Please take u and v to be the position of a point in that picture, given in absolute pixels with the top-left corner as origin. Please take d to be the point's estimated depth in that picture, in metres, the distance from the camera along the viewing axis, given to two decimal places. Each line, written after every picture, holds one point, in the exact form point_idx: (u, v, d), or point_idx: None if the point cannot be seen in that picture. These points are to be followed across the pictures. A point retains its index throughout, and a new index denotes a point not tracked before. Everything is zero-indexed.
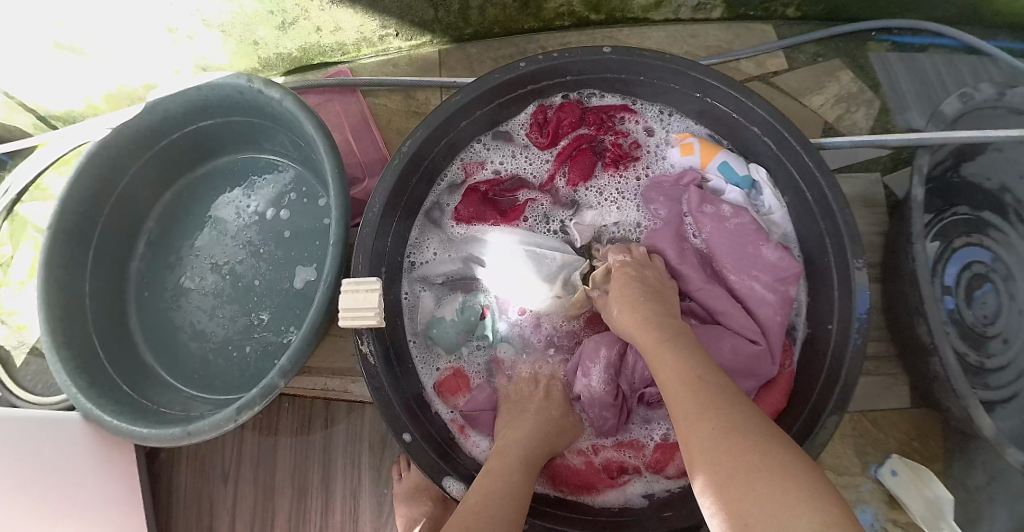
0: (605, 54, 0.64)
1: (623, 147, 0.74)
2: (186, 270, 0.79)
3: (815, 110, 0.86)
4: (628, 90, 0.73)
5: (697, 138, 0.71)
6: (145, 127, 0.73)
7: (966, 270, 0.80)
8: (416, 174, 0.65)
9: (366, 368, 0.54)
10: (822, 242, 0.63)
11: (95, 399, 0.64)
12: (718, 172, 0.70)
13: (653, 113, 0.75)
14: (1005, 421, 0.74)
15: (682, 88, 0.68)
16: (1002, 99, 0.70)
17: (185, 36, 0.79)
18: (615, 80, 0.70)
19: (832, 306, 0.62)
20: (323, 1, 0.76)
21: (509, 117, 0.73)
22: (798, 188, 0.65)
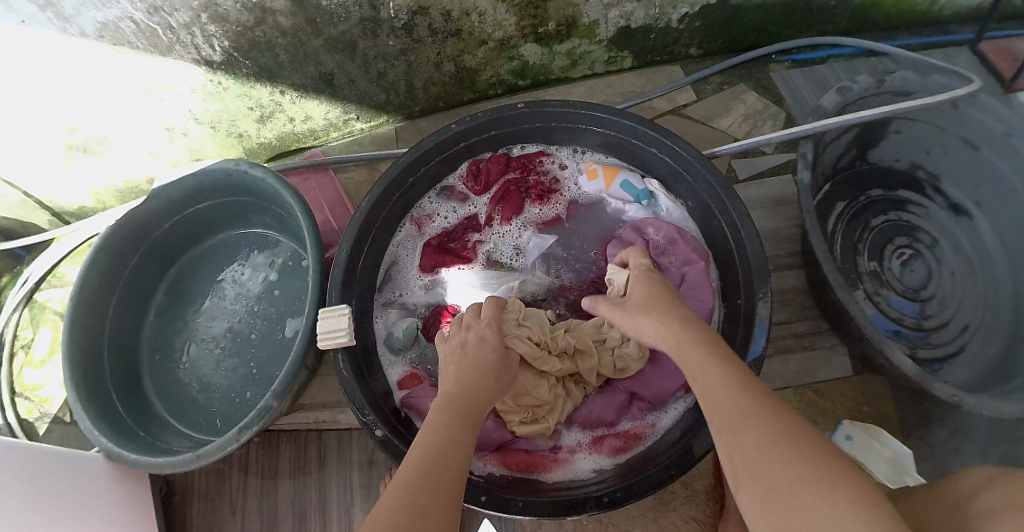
0: (521, 108, 0.78)
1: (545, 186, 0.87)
2: (190, 332, 0.90)
3: (725, 130, 0.98)
4: (548, 139, 0.86)
5: (600, 165, 0.85)
6: (152, 211, 0.86)
7: (890, 244, 0.89)
8: (379, 222, 0.77)
9: (341, 378, 0.64)
10: (721, 230, 0.73)
11: (119, 444, 0.72)
12: (621, 189, 0.83)
13: (566, 153, 0.87)
14: (952, 376, 0.82)
15: (588, 127, 0.80)
16: (883, 85, 0.83)
17: (179, 133, 0.95)
18: (536, 130, 0.83)
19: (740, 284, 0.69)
20: (293, 96, 0.91)
21: (449, 173, 0.85)
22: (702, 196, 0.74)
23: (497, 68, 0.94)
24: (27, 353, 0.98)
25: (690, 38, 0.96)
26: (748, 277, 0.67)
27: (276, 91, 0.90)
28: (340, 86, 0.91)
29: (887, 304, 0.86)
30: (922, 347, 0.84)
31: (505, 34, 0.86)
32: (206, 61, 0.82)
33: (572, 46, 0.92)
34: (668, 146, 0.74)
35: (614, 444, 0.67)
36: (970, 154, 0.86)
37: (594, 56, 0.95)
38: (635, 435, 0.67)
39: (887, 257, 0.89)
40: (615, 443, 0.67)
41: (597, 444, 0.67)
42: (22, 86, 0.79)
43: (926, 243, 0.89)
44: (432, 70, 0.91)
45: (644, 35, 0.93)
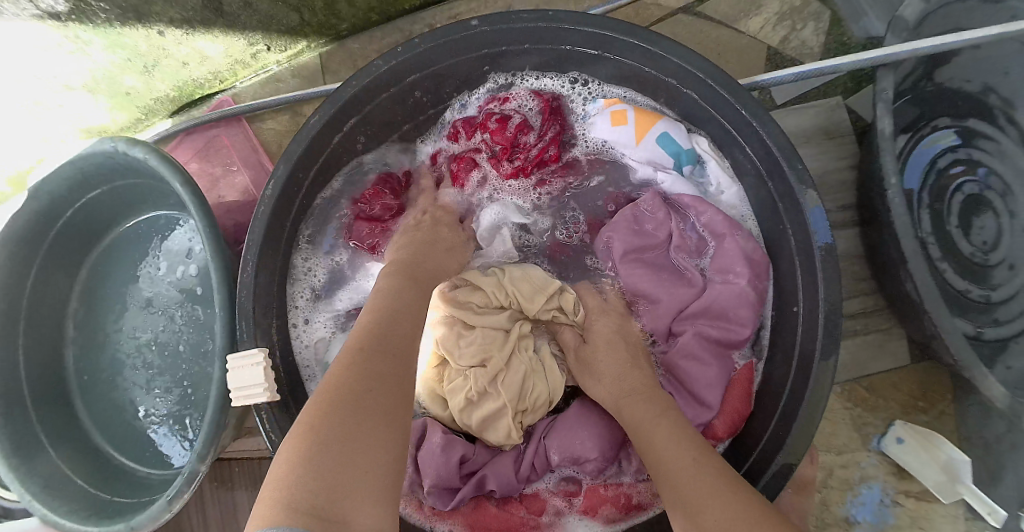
0: (476, 26, 0.56)
1: (509, 135, 0.66)
2: (117, 348, 0.77)
3: (756, 35, 0.73)
4: (521, 61, 0.64)
5: (632, 107, 0.63)
6: (34, 216, 0.69)
7: (955, 191, 0.68)
8: (297, 204, 0.60)
9: (269, 443, 0.52)
10: (774, 204, 0.56)
11: (48, 502, 0.63)
12: (657, 144, 0.62)
13: (566, 82, 0.66)
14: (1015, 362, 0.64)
15: (577, 48, 0.60)
16: None
17: (52, 106, 0.75)
18: (499, 55, 0.62)
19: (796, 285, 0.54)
20: (177, 34, 0.69)
21: (390, 104, 0.63)
22: (745, 149, 0.57)
23: None
24: None
25: None
26: (804, 252, 0.52)
27: (152, 32, 0.68)
28: (234, 13, 0.67)
29: (947, 272, 0.67)
30: (986, 327, 0.66)
31: None
32: (53, 14, 0.61)
33: None
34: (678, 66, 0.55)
35: (609, 515, 0.52)
36: None
37: None
38: (636, 505, 0.52)
39: (949, 211, 0.68)
40: (609, 513, 0.52)
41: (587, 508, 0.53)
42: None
43: (999, 187, 0.67)
44: None
45: None
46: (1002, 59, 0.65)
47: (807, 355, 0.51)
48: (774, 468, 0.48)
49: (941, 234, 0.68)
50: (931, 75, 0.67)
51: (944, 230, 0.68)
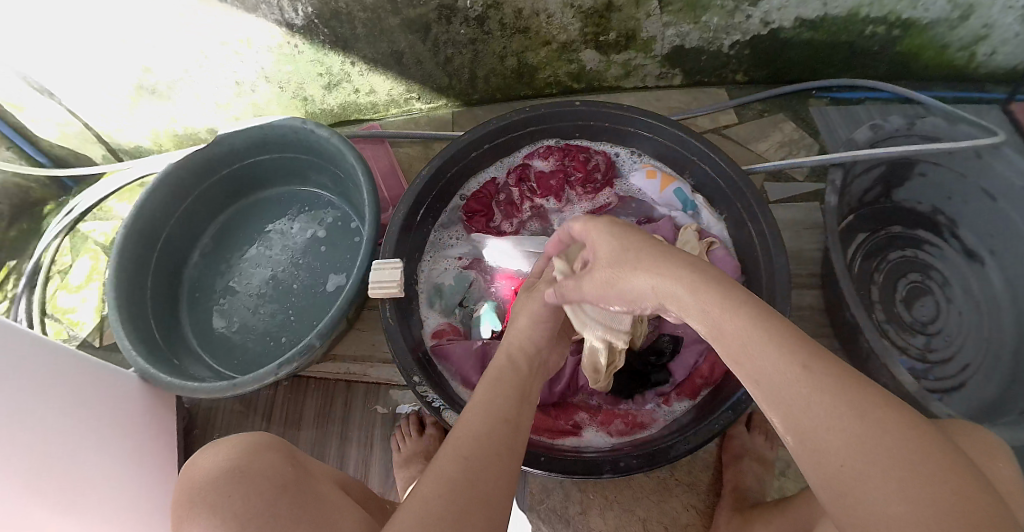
0: (578, 107, 0.79)
1: (588, 167, 0.84)
2: (234, 276, 0.94)
3: (761, 154, 1.05)
4: (598, 137, 0.86)
5: (659, 169, 0.85)
6: (212, 156, 0.91)
7: (902, 279, 0.99)
8: (434, 194, 0.79)
9: (384, 320, 0.69)
10: (752, 244, 0.77)
11: (151, 364, 0.76)
12: (672, 196, 0.83)
13: (624, 152, 0.87)
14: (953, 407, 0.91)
15: (637, 132, 0.82)
16: (913, 129, 0.93)
17: (247, 88, 1.00)
18: (587, 129, 0.84)
19: (763, 288, 0.75)
20: (362, 68, 0.97)
21: (510, 149, 0.85)
22: (734, 207, 0.79)
23: (557, 69, 0.99)
24: (64, 278, 1.02)
25: (737, 63, 1.03)
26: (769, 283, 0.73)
27: (347, 61, 0.95)
28: (409, 66, 0.97)
29: (899, 334, 0.95)
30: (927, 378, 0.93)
31: (568, 37, 0.92)
32: (288, 23, 0.88)
33: (629, 58, 0.98)
34: (712, 160, 0.78)
35: (620, 428, 0.70)
36: (987, 203, 0.97)
37: (647, 70, 1.02)
38: (640, 423, 0.71)
39: (899, 290, 0.98)
40: (619, 426, 0.70)
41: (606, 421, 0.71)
42: (98, 18, 0.84)
43: (938, 281, 0.98)
44: (496, 62, 0.97)
45: (696, 55, 1.00)
46: (947, 190, 1.00)
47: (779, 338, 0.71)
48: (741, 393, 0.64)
49: (897, 307, 0.97)
50: (890, 194, 1.03)
51: (897, 305, 0.98)
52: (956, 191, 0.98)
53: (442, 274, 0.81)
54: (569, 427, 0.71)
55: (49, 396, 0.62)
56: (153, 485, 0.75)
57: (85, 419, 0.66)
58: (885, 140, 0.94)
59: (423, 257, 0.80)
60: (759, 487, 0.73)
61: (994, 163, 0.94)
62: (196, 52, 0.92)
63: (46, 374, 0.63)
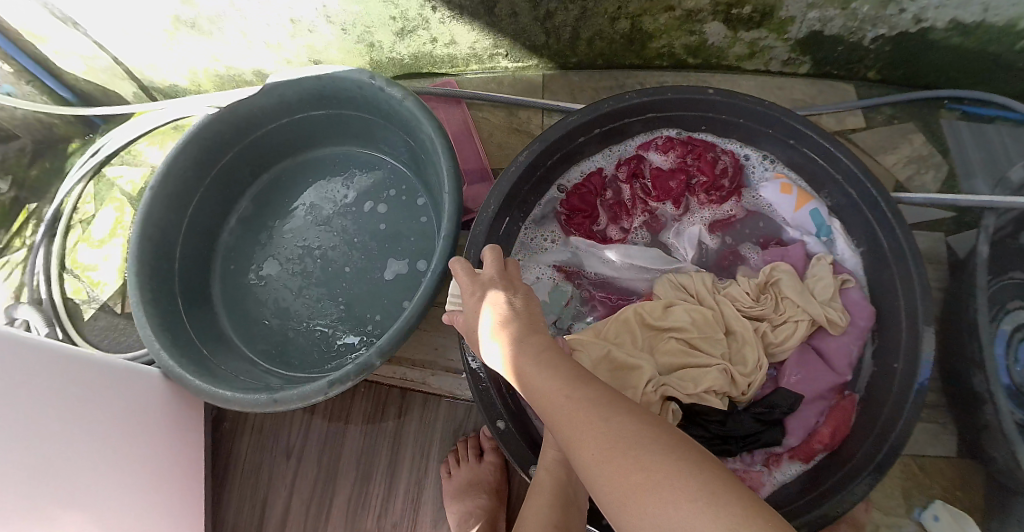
0: (711, 95, 0.66)
1: (714, 171, 0.71)
2: (274, 249, 0.82)
3: (888, 168, 0.91)
4: (725, 133, 0.73)
5: (795, 183, 0.71)
6: (258, 109, 0.77)
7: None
8: (530, 183, 0.67)
9: (465, 350, 0.58)
10: (894, 289, 0.65)
11: (176, 359, 0.66)
12: (807, 218, 0.70)
13: (753, 155, 0.74)
14: None
15: (775, 134, 0.70)
16: None
17: (303, 29, 0.85)
18: (715, 122, 0.71)
19: (898, 345, 0.64)
20: (444, 15, 0.80)
21: (620, 138, 0.72)
22: (875, 236, 0.67)
23: (674, 39, 0.82)
24: (86, 229, 0.90)
25: (874, 59, 0.87)
26: (912, 339, 0.61)
27: (427, 5, 0.79)
28: (501, 18, 0.80)
29: None
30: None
31: (696, 5, 0.75)
32: None
33: (758, 37, 0.82)
34: (863, 183, 0.64)
35: None
36: None
37: (775, 53, 0.86)
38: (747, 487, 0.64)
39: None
40: None
41: None
42: None
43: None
44: (605, 23, 0.79)
45: (833, 45, 0.84)
46: None
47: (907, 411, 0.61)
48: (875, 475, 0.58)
49: None
50: None
51: None
52: None
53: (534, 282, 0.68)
54: None
55: (73, 412, 0.53)
56: (174, 493, 0.67)
57: (110, 433, 0.57)
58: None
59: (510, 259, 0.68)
60: None
61: None
62: None
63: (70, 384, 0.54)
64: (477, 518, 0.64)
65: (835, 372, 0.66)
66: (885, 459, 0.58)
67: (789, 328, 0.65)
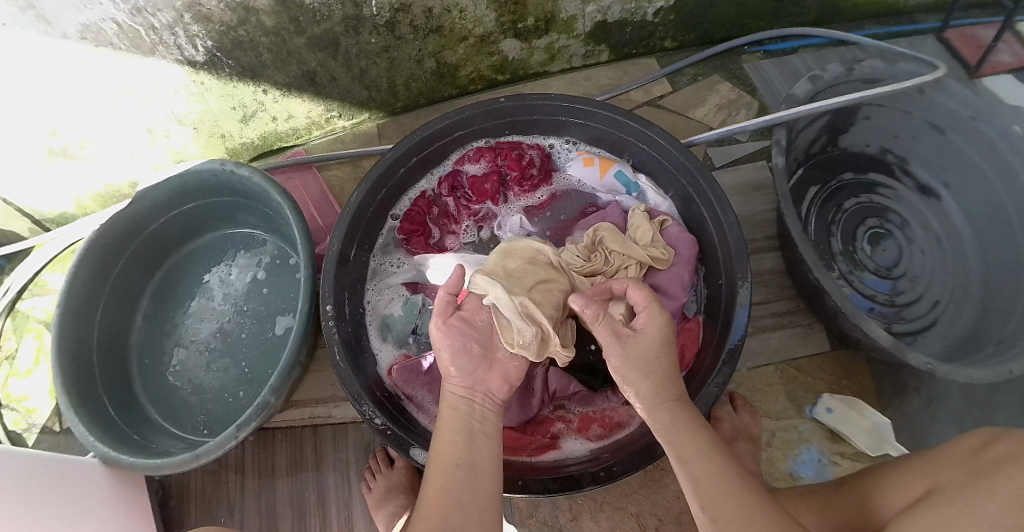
0: (502, 103, 0.75)
1: (523, 165, 0.81)
2: (180, 336, 0.90)
3: (701, 120, 1.02)
4: (531, 131, 0.83)
5: (595, 153, 0.82)
6: (135, 214, 0.85)
7: (863, 226, 0.98)
8: (367, 218, 0.75)
9: (335, 366, 0.64)
10: (703, 217, 0.74)
11: (110, 446, 0.72)
12: (614, 180, 0.80)
13: (560, 143, 0.85)
14: (929, 346, 0.91)
15: (570, 119, 0.79)
16: (853, 73, 0.90)
17: (162, 135, 0.95)
18: (516, 124, 0.80)
19: (719, 263, 0.71)
20: (276, 95, 0.92)
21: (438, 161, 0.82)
22: (678, 182, 0.76)
23: (477, 64, 0.95)
24: (11, 364, 0.96)
25: (664, 31, 1.00)
26: (726, 251, 0.69)
27: (258, 90, 0.90)
28: (324, 85, 0.92)
29: (871, 280, 0.95)
30: (898, 322, 0.93)
31: (485, 30, 0.88)
32: (189, 61, 0.82)
33: (550, 41, 0.94)
34: (651, 138, 0.74)
35: (598, 432, 0.69)
36: (936, 137, 0.96)
37: (571, 51, 0.98)
38: (617, 423, 0.69)
39: (859, 238, 0.97)
40: (597, 431, 0.69)
41: (583, 429, 0.69)
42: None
43: (896, 222, 0.99)
44: (413, 66, 0.92)
45: (621, 28, 0.96)
46: (891, 130, 0.99)
47: (727, 311, 0.67)
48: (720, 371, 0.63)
49: (862, 253, 0.96)
50: (836, 140, 1.01)
51: (863, 250, 0.97)
52: (903, 130, 0.98)
53: (392, 303, 0.78)
54: (546, 442, 0.69)
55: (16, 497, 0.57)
56: None
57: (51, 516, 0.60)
58: (829, 87, 0.91)
59: (366, 285, 0.77)
60: (756, 467, 0.77)
61: (940, 97, 0.92)
62: (103, 107, 0.86)
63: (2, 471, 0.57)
64: (401, 515, 0.70)
65: (671, 298, 0.72)
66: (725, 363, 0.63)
67: (623, 274, 0.71)
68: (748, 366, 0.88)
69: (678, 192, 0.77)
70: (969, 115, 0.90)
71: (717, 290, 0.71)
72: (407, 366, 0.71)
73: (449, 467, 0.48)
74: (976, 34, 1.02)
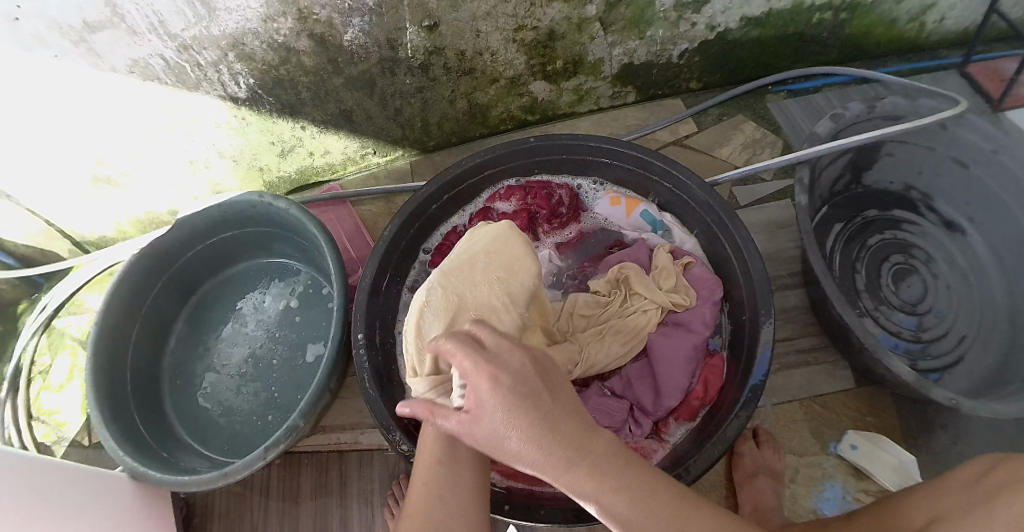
0: (533, 143, 0.78)
1: (552, 203, 0.84)
2: (212, 358, 0.93)
3: (725, 159, 1.04)
4: (559, 170, 0.85)
5: (623, 194, 0.84)
6: (174, 240, 0.88)
7: (887, 261, 0.99)
8: (401, 248, 0.77)
9: (367, 396, 0.66)
10: (728, 255, 0.75)
11: (141, 462, 0.74)
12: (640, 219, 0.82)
13: (587, 182, 0.87)
14: (955, 383, 0.90)
15: (597, 159, 0.81)
16: (874, 111, 0.92)
17: (202, 166, 0.99)
18: (545, 163, 0.83)
19: (744, 300, 0.72)
20: (313, 131, 0.96)
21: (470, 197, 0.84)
22: (704, 220, 0.77)
23: (508, 104, 0.98)
24: (44, 379, 1.00)
25: (689, 72, 1.03)
26: (750, 289, 0.70)
27: (297, 127, 0.94)
28: (360, 122, 0.96)
29: (897, 316, 0.95)
30: (925, 358, 0.93)
31: (515, 72, 0.91)
32: (232, 97, 0.86)
33: (578, 83, 0.97)
34: (676, 177, 0.76)
35: None
36: (960, 171, 0.96)
37: (599, 92, 1.01)
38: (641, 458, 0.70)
39: (884, 274, 0.98)
40: None
41: None
42: (49, 125, 0.81)
43: (921, 258, 0.99)
44: (446, 106, 0.96)
45: (647, 69, 0.99)
46: (914, 166, 1.00)
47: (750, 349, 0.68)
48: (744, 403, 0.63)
49: (886, 289, 0.97)
50: (860, 178, 1.03)
51: (887, 286, 0.97)
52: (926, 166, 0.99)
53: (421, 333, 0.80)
54: None
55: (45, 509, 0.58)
56: None
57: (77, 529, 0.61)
58: (850, 126, 0.92)
59: (397, 316, 0.80)
60: (778, 501, 0.76)
61: (963, 132, 0.92)
62: (150, 138, 0.90)
63: (35, 485, 0.59)
64: None
65: (693, 333, 0.73)
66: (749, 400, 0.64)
67: (642, 317, 0.73)
68: (771, 402, 0.88)
69: (704, 230, 0.79)
70: (990, 149, 0.91)
71: (741, 328, 0.72)
72: None
73: (430, 486, 0.47)
74: (1000, 67, 1.03)
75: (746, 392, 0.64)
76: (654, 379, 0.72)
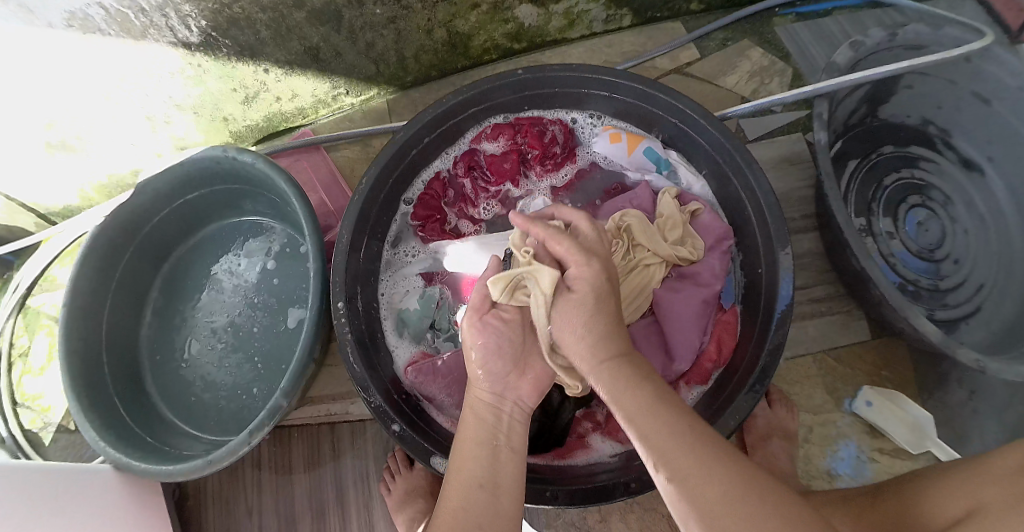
0: (520, 76, 0.69)
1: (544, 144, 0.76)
2: (190, 331, 0.87)
3: (731, 88, 0.94)
4: (551, 106, 0.76)
5: (622, 129, 0.76)
6: (136, 209, 0.81)
7: (906, 203, 0.90)
8: (378, 204, 0.70)
9: (351, 371, 0.60)
10: (739, 199, 0.67)
11: (123, 452, 0.70)
12: (643, 157, 0.74)
13: (583, 119, 0.78)
14: (970, 335, 0.84)
15: (592, 92, 0.72)
16: (897, 38, 0.81)
17: (161, 122, 0.91)
18: (535, 98, 0.74)
19: (759, 250, 0.65)
20: (278, 73, 0.87)
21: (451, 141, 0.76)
22: (713, 160, 0.69)
23: (491, 32, 0.88)
24: (25, 361, 0.94)
25: None
26: (766, 236, 0.63)
27: (260, 69, 0.85)
28: (328, 61, 0.87)
29: (910, 262, 0.88)
30: (939, 307, 0.87)
31: None
32: (183, 43, 0.77)
33: (568, 6, 0.87)
34: (682, 111, 0.67)
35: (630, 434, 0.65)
36: (981, 108, 0.87)
37: (592, 16, 0.90)
38: None
39: (903, 217, 0.90)
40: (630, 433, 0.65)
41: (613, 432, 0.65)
42: None
43: (940, 200, 0.91)
44: (422, 38, 0.86)
45: None
46: (936, 99, 0.91)
47: (769, 306, 0.62)
48: (762, 366, 0.58)
49: (902, 233, 0.89)
50: (877, 111, 0.93)
51: (903, 230, 0.89)
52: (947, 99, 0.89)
53: (407, 297, 0.74)
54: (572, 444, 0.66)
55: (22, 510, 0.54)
56: None
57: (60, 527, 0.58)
58: (869, 56, 0.82)
59: (380, 277, 0.74)
60: (790, 466, 0.72)
61: (986, 65, 0.83)
62: (99, 96, 0.81)
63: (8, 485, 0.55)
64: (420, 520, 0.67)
65: (703, 287, 0.67)
66: (766, 365, 0.58)
67: (644, 272, 0.66)
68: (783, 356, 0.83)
69: (712, 170, 0.71)
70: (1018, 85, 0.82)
71: (756, 279, 0.66)
72: (426, 364, 0.68)
73: (466, 483, 0.46)
74: None
75: (766, 352, 0.58)
76: (662, 339, 0.67)
